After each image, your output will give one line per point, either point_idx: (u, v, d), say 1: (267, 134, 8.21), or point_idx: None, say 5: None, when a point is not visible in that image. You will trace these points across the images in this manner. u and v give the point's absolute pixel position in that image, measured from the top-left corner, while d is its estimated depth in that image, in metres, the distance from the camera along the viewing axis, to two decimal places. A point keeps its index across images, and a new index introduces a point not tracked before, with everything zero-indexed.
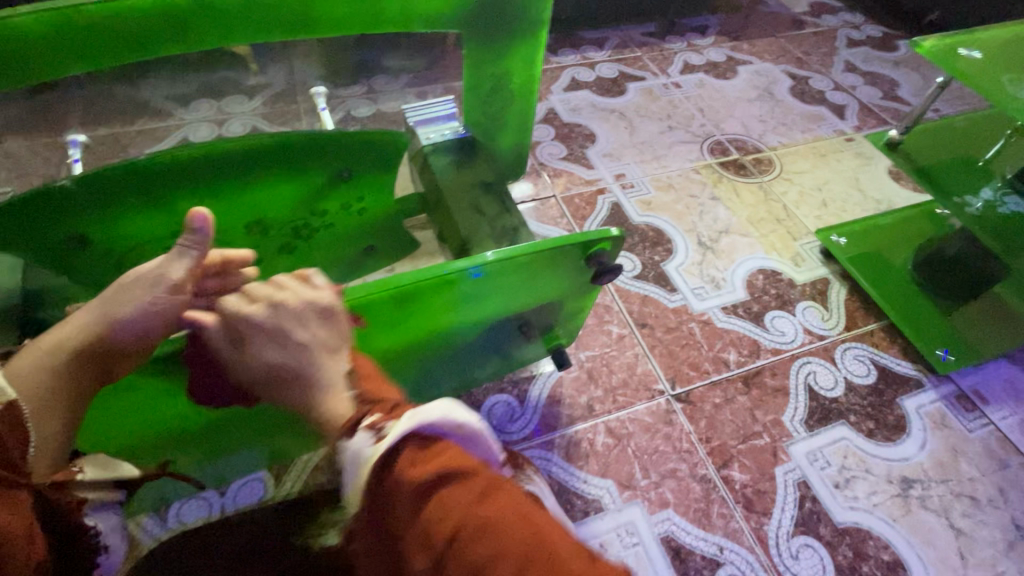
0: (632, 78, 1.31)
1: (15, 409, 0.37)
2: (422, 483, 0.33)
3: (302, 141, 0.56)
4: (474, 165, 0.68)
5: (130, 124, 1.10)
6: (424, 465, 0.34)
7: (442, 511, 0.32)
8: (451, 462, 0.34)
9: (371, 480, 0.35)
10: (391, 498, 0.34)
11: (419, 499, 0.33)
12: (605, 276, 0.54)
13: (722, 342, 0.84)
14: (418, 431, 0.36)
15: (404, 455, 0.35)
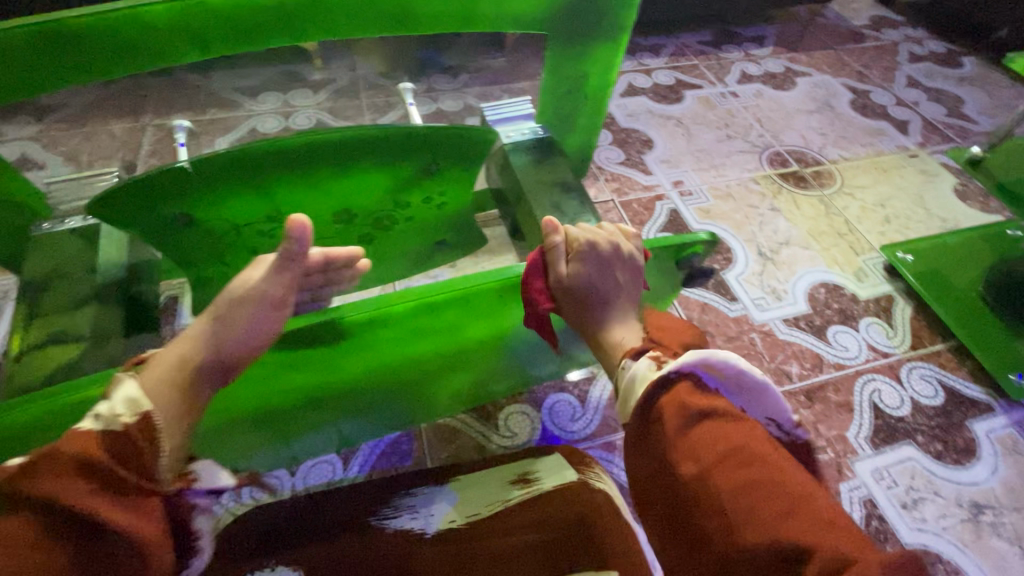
0: (689, 85, 1.30)
1: (148, 420, 0.35)
2: (697, 409, 0.37)
3: (399, 136, 0.55)
4: (552, 165, 0.69)
5: (203, 113, 1.11)
6: (701, 402, 0.38)
7: (719, 442, 0.35)
8: (723, 405, 0.38)
9: (644, 401, 0.41)
10: (664, 418, 0.39)
11: (690, 420, 0.37)
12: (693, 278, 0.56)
13: (784, 354, 0.84)
14: (698, 374, 0.40)
15: (683, 388, 0.39)
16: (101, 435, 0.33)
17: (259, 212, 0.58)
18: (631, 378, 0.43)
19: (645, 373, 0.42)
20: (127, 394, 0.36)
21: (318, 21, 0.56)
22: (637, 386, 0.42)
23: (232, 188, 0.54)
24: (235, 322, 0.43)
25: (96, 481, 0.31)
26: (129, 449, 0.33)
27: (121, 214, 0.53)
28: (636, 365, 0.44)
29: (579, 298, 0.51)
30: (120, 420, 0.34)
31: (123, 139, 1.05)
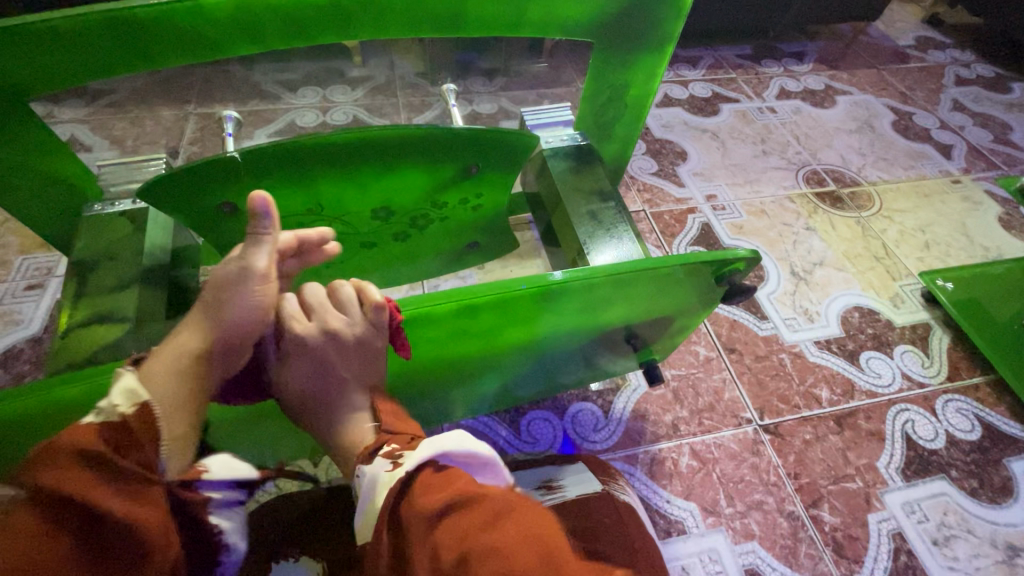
0: (726, 99, 1.29)
1: (148, 409, 0.33)
2: (432, 510, 0.31)
3: (444, 135, 0.55)
4: (592, 172, 0.68)
5: (244, 104, 1.13)
6: (435, 491, 0.32)
7: (446, 533, 0.29)
8: (465, 489, 0.32)
9: (386, 510, 0.34)
10: (404, 527, 0.32)
11: (426, 526, 0.30)
12: (735, 296, 0.54)
13: (814, 377, 0.82)
14: (433, 460, 0.35)
15: (417, 483, 0.34)
16: (100, 425, 0.31)
17: (300, 203, 0.59)
18: (369, 492, 0.37)
19: (381, 478, 0.36)
20: (125, 385, 0.34)
21: (370, 19, 0.57)
22: (374, 498, 0.36)
23: (276, 180, 0.55)
24: (222, 308, 0.41)
25: (93, 471, 0.28)
26: (130, 438, 0.31)
27: (168, 203, 0.54)
28: (372, 468, 0.37)
29: (307, 397, 0.47)
30: (117, 410, 0.32)
31: (166, 126, 1.07)
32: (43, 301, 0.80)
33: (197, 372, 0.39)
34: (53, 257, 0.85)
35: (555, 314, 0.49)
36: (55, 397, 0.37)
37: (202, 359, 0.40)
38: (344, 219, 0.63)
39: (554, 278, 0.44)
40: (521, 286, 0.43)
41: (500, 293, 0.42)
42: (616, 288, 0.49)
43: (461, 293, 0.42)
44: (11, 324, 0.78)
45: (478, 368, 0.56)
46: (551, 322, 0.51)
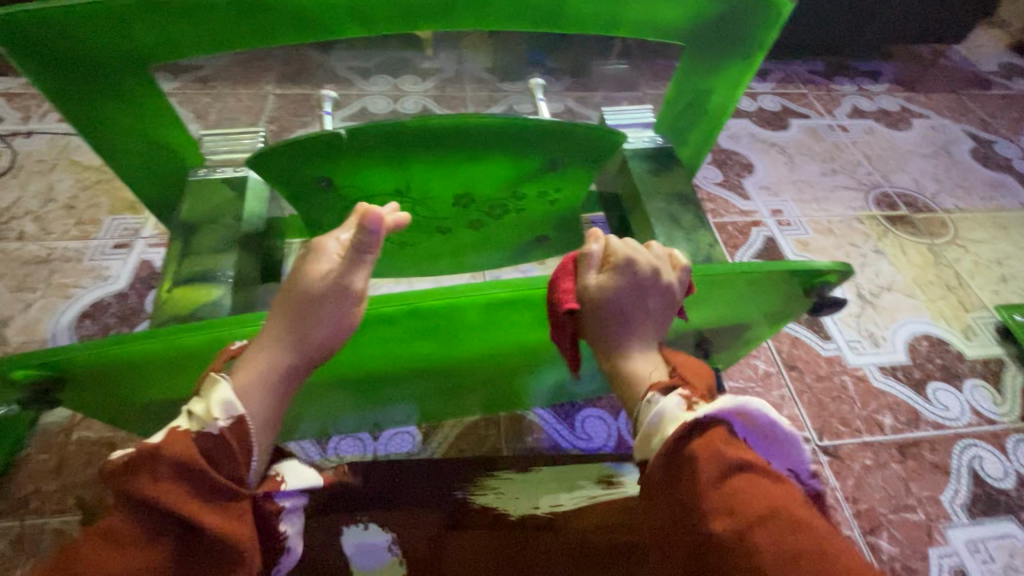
0: (795, 114, 1.26)
1: (242, 422, 0.38)
2: (732, 460, 0.35)
3: (537, 128, 0.57)
4: (671, 175, 0.68)
5: (320, 87, 1.16)
6: (733, 449, 0.36)
7: (741, 486, 0.34)
8: (759, 462, 0.36)
9: (672, 438, 0.37)
10: (694, 459, 0.36)
11: (725, 473, 0.34)
12: (823, 308, 0.54)
13: (877, 403, 0.80)
14: (721, 416, 0.38)
15: (716, 429, 0.37)
16: (195, 436, 0.35)
17: (391, 185, 0.61)
18: (657, 417, 0.40)
19: (677, 414, 0.39)
20: (223, 396, 0.38)
21: (474, 8, 0.58)
22: (663, 426, 0.39)
23: (371, 159, 0.57)
24: (309, 323, 0.41)
25: (187, 482, 0.33)
26: (221, 446, 0.36)
27: (272, 171, 0.57)
28: (666, 400, 0.40)
29: (608, 313, 0.46)
30: (213, 422, 0.37)
31: (246, 103, 1.12)
32: (130, 259, 0.85)
33: (283, 388, 0.41)
34: (140, 220, 0.89)
35: None
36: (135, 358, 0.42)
37: (285, 372, 0.41)
38: (427, 203, 0.65)
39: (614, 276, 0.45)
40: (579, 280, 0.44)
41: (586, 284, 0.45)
42: (698, 290, 0.50)
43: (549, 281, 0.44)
44: (100, 278, 0.82)
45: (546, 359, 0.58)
46: None
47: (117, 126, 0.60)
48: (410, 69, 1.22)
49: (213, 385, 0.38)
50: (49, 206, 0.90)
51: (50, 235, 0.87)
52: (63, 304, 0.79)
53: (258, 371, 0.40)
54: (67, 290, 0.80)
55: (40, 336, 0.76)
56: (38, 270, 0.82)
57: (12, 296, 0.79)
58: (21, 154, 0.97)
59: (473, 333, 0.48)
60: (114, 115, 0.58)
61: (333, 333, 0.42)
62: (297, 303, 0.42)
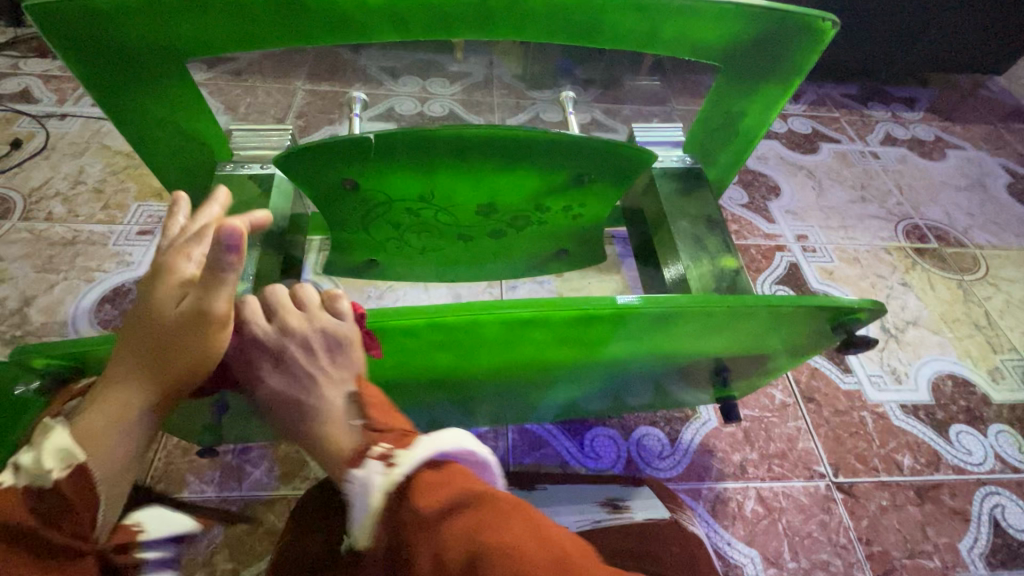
0: (826, 138, 1.24)
1: (86, 472, 0.35)
2: (437, 509, 0.32)
3: (568, 142, 0.56)
4: (701, 197, 0.67)
5: (348, 85, 1.17)
6: (435, 497, 0.33)
7: (458, 528, 0.31)
8: (464, 491, 0.34)
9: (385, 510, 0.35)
10: (405, 533, 0.32)
11: (429, 527, 0.32)
12: (853, 346, 0.53)
13: (897, 442, 0.77)
14: (433, 460, 0.36)
15: (417, 483, 0.35)
16: (22, 493, 0.33)
17: (415, 190, 0.61)
18: (362, 492, 0.36)
19: (377, 480, 0.36)
20: (59, 444, 0.34)
21: (510, 19, 0.58)
22: (370, 502, 0.35)
23: (397, 164, 0.57)
24: (172, 353, 0.38)
25: (11, 544, 0.30)
26: (57, 501, 0.33)
27: (299, 171, 0.57)
28: (365, 471, 0.36)
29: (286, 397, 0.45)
30: (49, 474, 0.33)
31: (276, 97, 1.13)
32: (153, 246, 0.85)
33: (138, 427, 0.38)
34: (165, 208, 0.90)
35: (653, 333, 0.49)
36: None
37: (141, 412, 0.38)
38: (449, 210, 0.64)
39: (633, 302, 0.44)
40: (596, 305, 0.43)
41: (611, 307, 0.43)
42: (723, 319, 0.49)
43: (574, 302, 0.43)
44: (123, 264, 0.83)
45: (557, 375, 0.56)
46: (645, 342, 0.51)
47: (147, 116, 0.60)
48: (439, 71, 1.22)
49: (52, 434, 0.35)
50: (78, 189, 0.92)
51: (77, 218, 0.88)
52: (85, 287, 0.80)
53: (106, 416, 0.37)
54: (90, 273, 0.81)
55: (61, 318, 0.77)
56: (64, 251, 0.83)
57: (37, 276, 0.80)
58: (55, 135, 0.99)
59: (489, 349, 0.48)
60: (146, 106, 0.59)
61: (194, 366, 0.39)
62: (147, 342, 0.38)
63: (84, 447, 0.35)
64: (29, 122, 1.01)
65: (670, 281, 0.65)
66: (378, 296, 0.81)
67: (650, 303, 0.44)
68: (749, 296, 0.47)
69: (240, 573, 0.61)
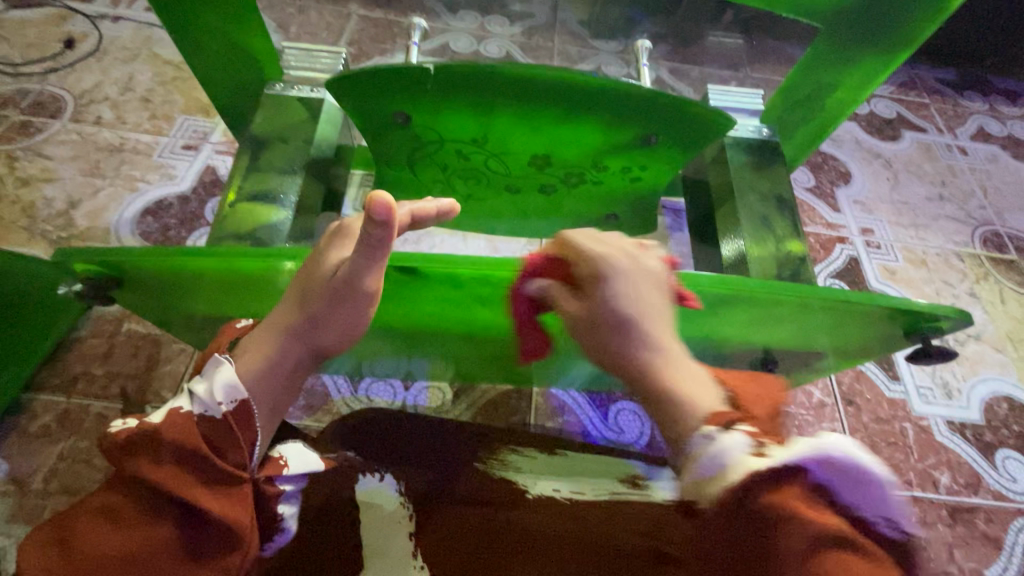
0: (911, 126, 1.13)
1: (247, 409, 0.40)
2: (813, 530, 0.31)
3: (640, 95, 0.51)
4: (774, 173, 0.62)
5: (403, 15, 1.11)
6: (813, 517, 0.32)
7: (840, 557, 0.30)
8: (844, 526, 0.32)
9: (738, 488, 0.35)
10: (769, 529, 0.32)
11: (809, 544, 0.31)
12: (928, 358, 0.49)
13: (937, 458, 0.73)
14: (807, 467, 0.34)
15: (794, 487, 0.33)
16: (198, 420, 0.38)
17: (467, 134, 0.57)
18: (717, 458, 0.37)
19: (740, 458, 0.36)
20: (224, 379, 0.39)
21: None
22: (726, 471, 0.36)
23: (453, 102, 0.53)
24: (323, 318, 0.41)
25: (189, 470, 0.36)
26: (220, 431, 0.38)
27: (350, 98, 0.54)
28: (728, 440, 0.37)
29: (603, 322, 0.43)
30: (217, 409, 0.39)
31: (328, 20, 1.07)
32: (196, 162, 0.84)
33: (293, 375, 0.42)
34: (210, 124, 0.89)
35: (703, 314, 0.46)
36: (166, 265, 0.40)
37: (297, 358, 0.42)
38: (502, 157, 0.61)
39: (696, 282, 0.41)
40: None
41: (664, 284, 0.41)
42: (782, 311, 0.45)
43: None
44: (166, 177, 0.82)
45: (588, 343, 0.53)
46: (697, 323, 0.48)
47: (201, 25, 0.57)
48: (499, 10, 1.15)
49: (219, 374, 0.40)
50: (127, 95, 0.90)
51: (124, 124, 0.87)
52: (129, 196, 0.80)
53: (263, 357, 0.41)
54: (134, 183, 0.81)
55: (105, 225, 0.77)
56: (110, 157, 0.83)
57: (84, 179, 0.81)
58: (107, 38, 0.97)
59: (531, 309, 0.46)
60: (201, 15, 0.55)
61: (342, 333, 0.42)
62: (313, 296, 0.41)
63: (245, 384, 0.40)
64: (82, 22, 0.99)
65: (725, 258, 0.61)
66: (415, 240, 0.79)
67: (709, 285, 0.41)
68: (818, 288, 0.44)
69: None
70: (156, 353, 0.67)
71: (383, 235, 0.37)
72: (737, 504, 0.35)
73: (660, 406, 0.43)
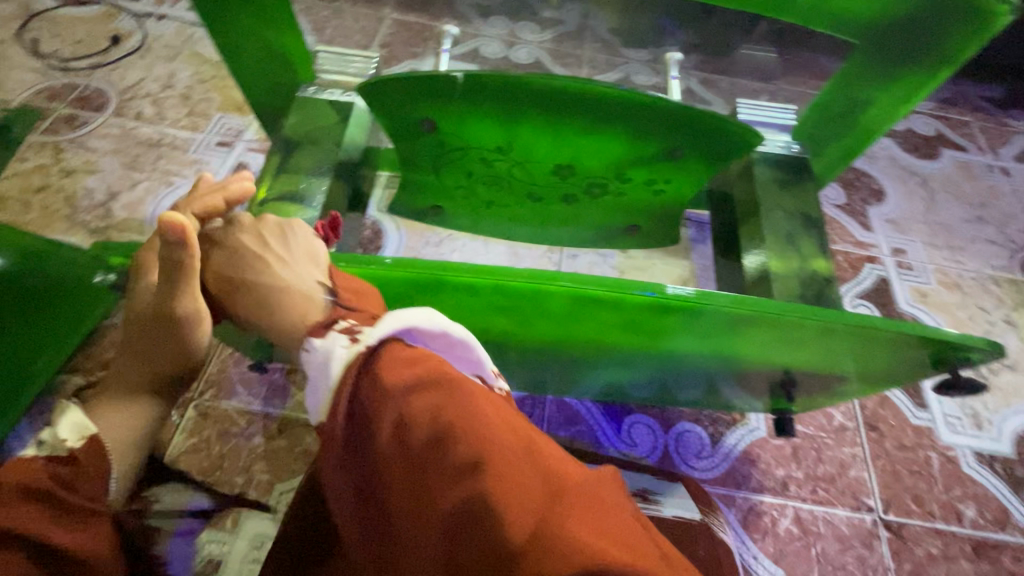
0: (951, 144, 1.09)
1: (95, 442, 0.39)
2: (405, 382, 0.32)
3: (667, 108, 0.51)
4: (803, 191, 0.61)
5: (435, 19, 1.12)
6: (393, 368, 0.33)
7: (417, 400, 0.31)
8: (433, 369, 0.33)
9: (348, 379, 0.34)
10: (366, 404, 0.33)
11: (404, 395, 0.32)
12: (960, 389, 0.47)
13: (963, 490, 0.71)
14: (395, 336, 0.36)
15: (384, 357, 0.35)
16: (44, 463, 0.36)
17: (492, 142, 0.58)
18: (320, 358, 0.36)
19: (339, 353, 0.35)
20: (71, 420, 0.40)
21: None
22: (330, 373, 0.35)
23: (479, 109, 0.53)
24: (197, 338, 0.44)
25: (40, 504, 0.34)
26: (74, 471, 0.37)
27: (381, 103, 0.55)
28: (326, 343, 0.36)
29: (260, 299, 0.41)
30: (67, 444, 0.38)
31: (362, 23, 1.09)
32: (229, 159, 0.87)
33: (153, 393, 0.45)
34: (244, 122, 0.91)
35: (717, 334, 0.46)
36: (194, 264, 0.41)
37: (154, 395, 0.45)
38: (526, 166, 0.61)
39: (701, 296, 0.41)
40: (657, 293, 0.41)
41: (670, 300, 0.41)
42: (798, 332, 0.44)
43: (634, 287, 0.40)
44: (200, 172, 0.85)
45: (599, 356, 0.53)
46: (710, 341, 0.47)
47: (240, 28, 0.58)
48: (530, 16, 1.15)
49: (68, 413, 0.41)
50: (167, 92, 0.94)
51: (163, 120, 0.90)
52: (165, 190, 0.83)
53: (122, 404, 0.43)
54: (170, 177, 0.84)
55: (140, 217, 0.80)
56: (148, 152, 0.86)
57: (123, 172, 0.84)
58: (152, 36, 1.01)
59: (546, 320, 0.45)
60: (239, 18, 0.57)
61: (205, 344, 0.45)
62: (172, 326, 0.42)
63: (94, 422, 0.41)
64: (129, 20, 1.03)
65: (747, 271, 0.59)
66: (437, 243, 0.79)
67: (714, 301, 0.41)
68: (842, 313, 0.43)
69: (275, 485, 0.63)
70: None
71: (182, 254, 0.38)
72: (343, 401, 0.34)
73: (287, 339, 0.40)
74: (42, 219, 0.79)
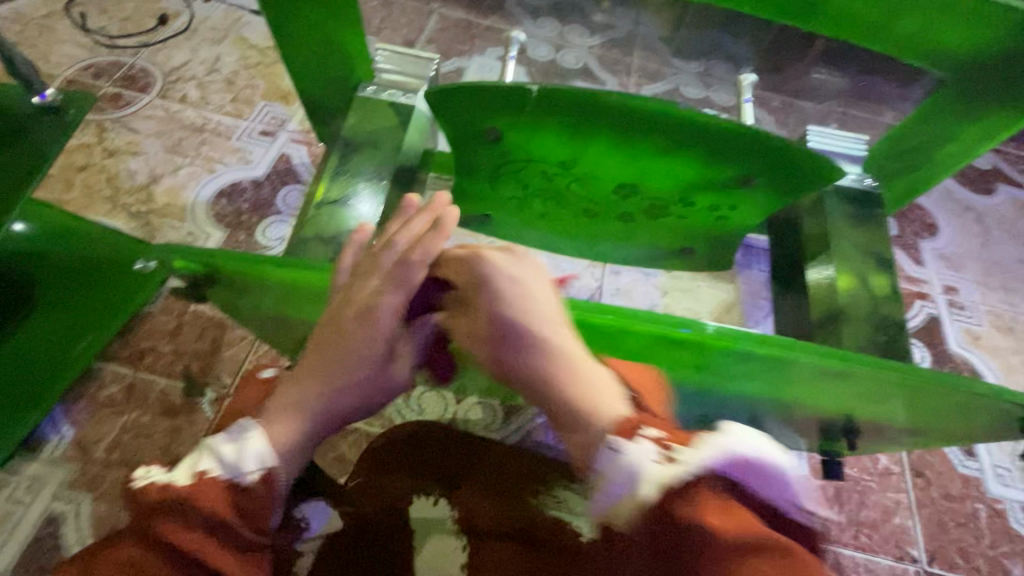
0: (1009, 179, 1.05)
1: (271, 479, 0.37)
2: (730, 539, 0.30)
3: (748, 135, 0.48)
4: (873, 229, 0.58)
5: (484, 17, 1.10)
6: (718, 524, 0.30)
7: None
8: (752, 528, 0.30)
9: (654, 506, 0.32)
10: (690, 549, 0.30)
11: (724, 552, 0.29)
12: None
13: (1011, 547, 0.68)
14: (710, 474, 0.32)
15: (703, 500, 0.31)
16: (226, 486, 0.35)
17: (554, 155, 0.55)
18: (624, 479, 0.33)
19: (647, 471, 0.32)
20: (254, 448, 0.37)
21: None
22: (636, 491, 0.33)
23: (543, 120, 0.51)
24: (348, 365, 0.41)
25: (215, 534, 0.34)
26: (248, 501, 0.36)
27: (445, 109, 0.53)
28: (636, 453, 0.33)
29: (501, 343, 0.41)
30: (249, 476, 0.36)
31: (410, 16, 1.07)
32: (272, 148, 0.85)
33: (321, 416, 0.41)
34: (289, 112, 0.90)
35: (783, 380, 0.43)
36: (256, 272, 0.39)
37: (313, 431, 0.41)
38: (585, 181, 0.59)
39: (770, 343, 0.39)
40: (695, 330, 0.38)
41: (738, 343, 0.38)
42: (872, 386, 0.42)
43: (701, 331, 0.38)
44: (242, 161, 0.84)
45: None
46: (773, 386, 0.45)
47: (303, 21, 0.57)
48: (581, 19, 1.12)
49: (247, 428, 0.38)
50: (212, 76, 0.92)
51: (208, 105, 0.89)
52: (207, 177, 0.81)
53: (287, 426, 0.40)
54: (212, 164, 0.83)
55: (181, 203, 0.79)
56: (192, 137, 0.85)
57: (166, 156, 0.83)
58: (199, 18, 0.99)
59: (605, 352, 0.43)
60: (302, 10, 0.55)
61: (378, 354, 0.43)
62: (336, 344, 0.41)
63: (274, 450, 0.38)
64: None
65: (811, 282, 0.58)
66: None
67: (787, 348, 0.39)
68: (932, 371, 0.40)
69: None
70: (220, 336, 0.68)
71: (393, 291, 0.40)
72: (652, 525, 0.33)
73: (569, 418, 0.39)
74: (84, 198, 0.78)
